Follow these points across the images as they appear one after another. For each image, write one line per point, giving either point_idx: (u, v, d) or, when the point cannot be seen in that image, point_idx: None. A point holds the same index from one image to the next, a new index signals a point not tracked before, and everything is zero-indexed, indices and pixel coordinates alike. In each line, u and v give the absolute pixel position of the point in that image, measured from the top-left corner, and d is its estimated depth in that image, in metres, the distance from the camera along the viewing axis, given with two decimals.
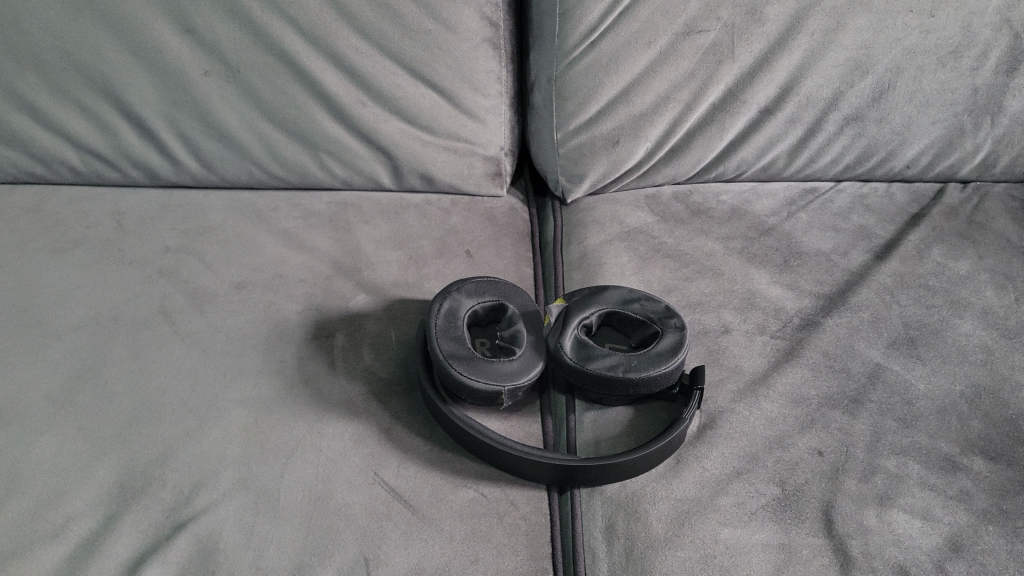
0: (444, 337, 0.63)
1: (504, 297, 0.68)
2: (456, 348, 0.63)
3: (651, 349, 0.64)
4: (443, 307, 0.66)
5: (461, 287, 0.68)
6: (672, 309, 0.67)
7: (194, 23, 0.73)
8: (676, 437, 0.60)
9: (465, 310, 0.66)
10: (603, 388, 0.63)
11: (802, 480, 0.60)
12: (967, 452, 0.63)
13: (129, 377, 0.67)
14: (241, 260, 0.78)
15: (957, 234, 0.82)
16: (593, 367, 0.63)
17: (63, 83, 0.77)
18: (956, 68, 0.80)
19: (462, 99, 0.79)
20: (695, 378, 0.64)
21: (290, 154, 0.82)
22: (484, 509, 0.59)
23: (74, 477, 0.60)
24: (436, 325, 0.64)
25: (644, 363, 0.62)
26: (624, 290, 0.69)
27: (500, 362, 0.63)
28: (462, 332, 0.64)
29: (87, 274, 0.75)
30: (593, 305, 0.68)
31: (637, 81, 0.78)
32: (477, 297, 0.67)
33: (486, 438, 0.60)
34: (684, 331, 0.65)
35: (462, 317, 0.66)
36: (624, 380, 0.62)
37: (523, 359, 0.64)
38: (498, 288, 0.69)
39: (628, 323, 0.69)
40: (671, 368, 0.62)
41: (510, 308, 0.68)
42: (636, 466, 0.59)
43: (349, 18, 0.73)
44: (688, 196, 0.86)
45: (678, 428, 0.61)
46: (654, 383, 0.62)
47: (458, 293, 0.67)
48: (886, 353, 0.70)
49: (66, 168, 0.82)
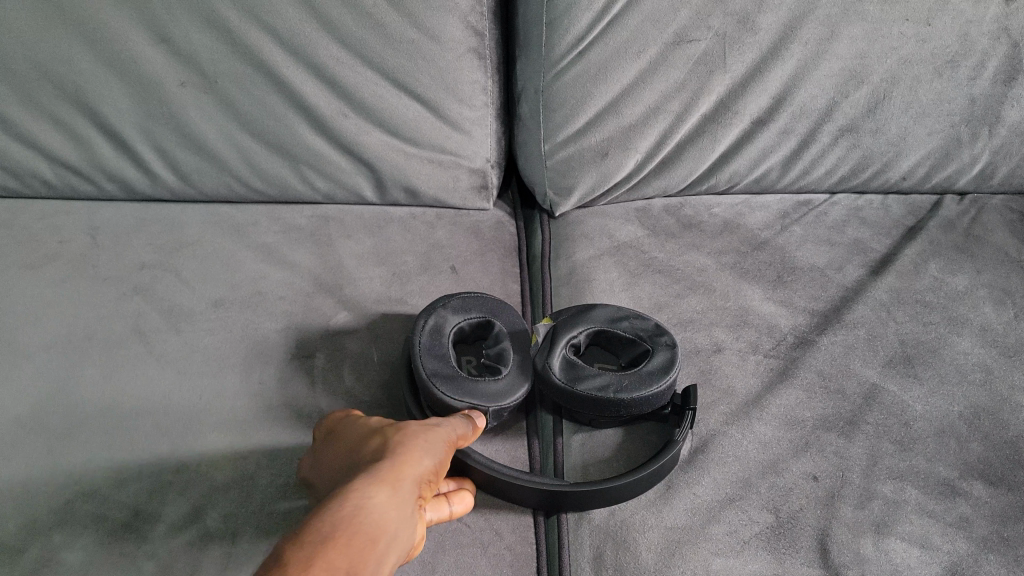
0: (427, 354, 0.61)
1: (492, 314, 0.66)
2: (439, 366, 0.60)
3: (642, 369, 0.62)
4: (428, 323, 0.63)
5: (447, 303, 0.65)
6: (662, 327, 0.65)
7: (171, 33, 0.71)
8: (668, 460, 0.58)
9: (451, 328, 0.64)
10: (592, 409, 0.61)
11: (797, 507, 0.58)
12: (967, 476, 0.61)
13: (101, 401, 0.64)
14: (218, 276, 0.76)
15: (954, 247, 0.80)
16: (582, 388, 0.60)
17: (34, 94, 0.74)
18: (953, 78, 0.78)
19: (446, 110, 0.77)
20: (688, 398, 0.62)
21: (269, 166, 0.80)
22: (467, 539, 0.57)
23: (41, 507, 0.57)
24: (420, 341, 0.62)
25: (635, 384, 0.60)
26: (612, 308, 0.67)
27: (484, 380, 0.60)
28: (446, 351, 0.62)
29: (60, 292, 0.73)
30: (581, 323, 0.66)
31: (626, 92, 0.76)
32: (464, 315, 0.65)
33: (472, 459, 0.57)
34: (675, 350, 0.63)
35: (447, 335, 0.63)
36: (615, 401, 0.59)
37: (508, 380, 0.61)
38: (487, 304, 0.67)
39: (617, 342, 0.67)
40: (664, 387, 0.60)
41: (497, 325, 0.66)
42: (625, 491, 0.57)
43: (330, 28, 0.71)
44: (679, 209, 0.84)
45: (670, 450, 0.58)
46: (645, 403, 0.60)
47: (443, 310, 0.65)
48: (883, 373, 0.68)
49: (39, 181, 0.80)
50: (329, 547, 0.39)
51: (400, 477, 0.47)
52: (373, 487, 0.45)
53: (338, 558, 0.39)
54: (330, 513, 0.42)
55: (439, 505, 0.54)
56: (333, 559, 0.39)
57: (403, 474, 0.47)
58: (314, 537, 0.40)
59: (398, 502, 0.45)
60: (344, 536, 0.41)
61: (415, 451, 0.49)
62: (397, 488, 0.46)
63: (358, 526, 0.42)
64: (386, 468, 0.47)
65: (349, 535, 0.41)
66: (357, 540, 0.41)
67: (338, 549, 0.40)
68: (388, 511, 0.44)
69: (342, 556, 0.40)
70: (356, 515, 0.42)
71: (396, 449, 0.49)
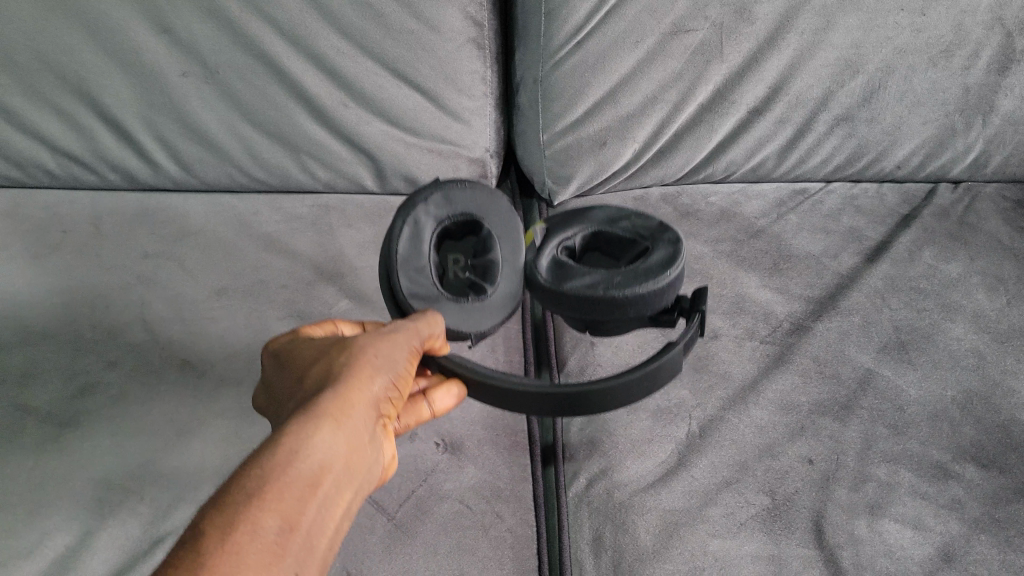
0: (406, 267, 0.57)
1: (479, 211, 0.61)
2: (417, 285, 0.57)
3: (641, 264, 0.56)
4: (406, 227, 0.57)
5: (428, 197, 0.58)
6: (665, 224, 0.61)
7: (172, 24, 0.71)
8: (665, 364, 0.52)
9: (430, 228, 0.59)
10: (585, 309, 0.56)
11: (792, 490, 0.59)
12: (960, 459, 0.62)
13: (106, 388, 0.65)
14: (221, 266, 0.77)
15: (947, 235, 0.81)
16: (568, 285, 0.56)
17: (37, 85, 0.75)
18: (948, 67, 0.79)
19: (446, 100, 0.78)
20: (697, 299, 0.57)
21: (270, 155, 0.81)
22: (468, 522, 0.59)
23: (48, 491, 0.58)
24: (399, 252, 0.56)
25: (629, 280, 0.55)
26: (611, 209, 0.64)
27: (466, 303, 0.60)
28: (424, 261, 0.58)
29: (65, 281, 0.74)
30: (573, 223, 0.64)
31: (624, 82, 0.77)
32: (447, 211, 0.59)
33: (457, 367, 0.54)
34: (677, 246, 0.58)
35: (426, 239, 0.58)
36: (606, 298, 0.55)
37: (494, 310, 0.61)
38: (474, 199, 0.61)
39: (614, 242, 0.63)
40: (660, 286, 0.54)
41: (485, 227, 0.61)
42: (620, 396, 0.51)
43: (331, 18, 0.71)
44: (677, 198, 0.85)
45: (668, 350, 0.52)
46: (643, 301, 0.55)
47: (424, 206, 0.58)
48: (878, 358, 0.69)
49: (42, 171, 0.81)
50: (261, 499, 0.40)
51: (342, 413, 0.47)
52: (312, 426, 0.45)
53: (269, 508, 0.40)
54: (268, 456, 0.42)
55: (416, 408, 0.57)
56: (265, 511, 0.39)
57: (346, 408, 0.47)
58: (244, 489, 0.40)
59: (338, 441, 0.45)
60: (278, 482, 0.41)
61: (363, 380, 0.50)
62: (339, 426, 0.46)
63: (294, 469, 0.42)
64: (326, 405, 0.47)
65: (282, 481, 0.41)
66: (292, 486, 0.41)
67: (270, 499, 0.40)
68: (327, 452, 0.44)
69: (276, 506, 0.40)
70: (291, 459, 0.42)
71: (340, 380, 0.49)
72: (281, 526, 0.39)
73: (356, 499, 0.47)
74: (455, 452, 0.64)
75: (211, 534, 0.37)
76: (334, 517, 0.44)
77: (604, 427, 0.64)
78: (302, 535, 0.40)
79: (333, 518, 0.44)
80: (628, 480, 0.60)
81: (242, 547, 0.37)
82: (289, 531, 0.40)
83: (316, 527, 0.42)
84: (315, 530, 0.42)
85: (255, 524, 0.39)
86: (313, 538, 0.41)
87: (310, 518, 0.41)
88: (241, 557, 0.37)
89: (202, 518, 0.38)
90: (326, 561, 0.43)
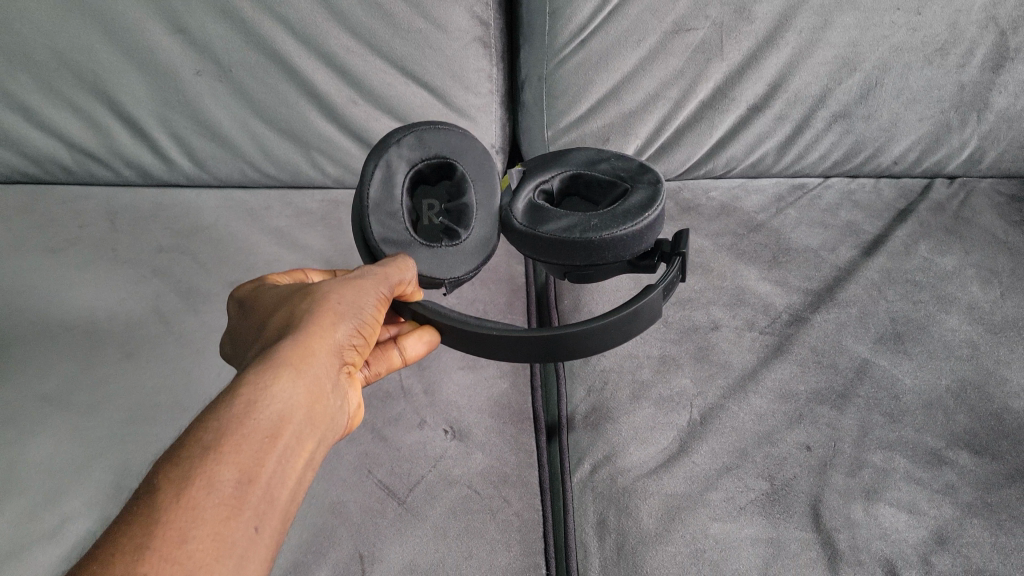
0: (380, 214, 0.58)
1: (453, 154, 0.63)
2: (389, 229, 0.59)
3: (620, 207, 0.60)
4: (378, 170, 0.59)
5: (400, 140, 0.60)
6: (645, 166, 0.64)
7: (187, 24, 0.73)
8: (641, 308, 0.55)
9: (403, 171, 0.60)
10: (562, 252, 0.60)
11: (791, 475, 0.60)
12: (953, 446, 0.62)
13: (124, 377, 0.67)
14: (233, 259, 0.79)
15: (943, 229, 0.83)
16: (547, 229, 0.60)
17: (55, 83, 0.77)
18: (943, 65, 0.81)
19: (453, 97, 0.80)
20: (678, 242, 0.60)
21: (281, 151, 0.83)
22: (476, 506, 0.61)
23: (69, 476, 0.60)
24: (371, 197, 0.58)
25: (607, 223, 0.58)
26: (590, 152, 0.67)
27: (438, 248, 0.61)
28: (397, 205, 0.59)
29: (83, 274, 0.76)
30: (553, 168, 0.67)
31: (627, 79, 0.79)
32: (420, 153, 0.61)
33: (436, 314, 0.57)
34: (656, 188, 0.61)
35: (399, 182, 0.60)
36: (582, 241, 0.58)
37: (468, 255, 0.62)
38: (447, 143, 0.62)
39: (592, 185, 0.66)
40: (635, 229, 0.58)
41: (459, 169, 0.63)
42: (600, 338, 0.55)
43: (340, 18, 0.73)
44: (678, 193, 0.88)
45: (645, 295, 0.55)
46: (622, 244, 0.58)
47: (396, 150, 0.60)
48: (875, 349, 0.70)
49: (58, 167, 0.83)
50: (218, 451, 0.39)
51: (301, 363, 0.47)
52: (271, 378, 0.45)
53: (227, 460, 0.39)
54: (226, 409, 0.42)
55: (387, 354, 0.62)
56: (222, 463, 0.39)
57: (305, 359, 0.48)
58: (200, 442, 0.40)
59: (297, 391, 0.45)
60: (236, 434, 0.41)
61: (323, 331, 0.50)
62: (297, 376, 0.46)
63: (253, 420, 0.42)
64: (285, 356, 0.47)
65: (240, 434, 0.41)
66: (251, 437, 0.41)
67: (227, 451, 0.40)
68: (285, 402, 0.44)
69: (234, 457, 0.40)
70: (248, 411, 0.42)
71: (300, 331, 0.49)
72: (239, 478, 0.39)
73: (320, 448, 0.47)
74: (463, 439, 0.66)
75: (165, 489, 0.37)
76: (297, 466, 0.44)
77: (608, 414, 0.66)
78: (262, 487, 0.40)
79: (295, 467, 0.44)
80: (631, 465, 0.62)
81: (198, 501, 0.37)
82: (247, 483, 0.40)
83: (277, 476, 0.42)
84: (277, 480, 0.42)
85: (212, 477, 0.39)
86: (274, 487, 0.41)
87: (270, 468, 0.41)
88: (197, 512, 0.37)
89: (158, 472, 0.38)
90: (288, 511, 0.43)
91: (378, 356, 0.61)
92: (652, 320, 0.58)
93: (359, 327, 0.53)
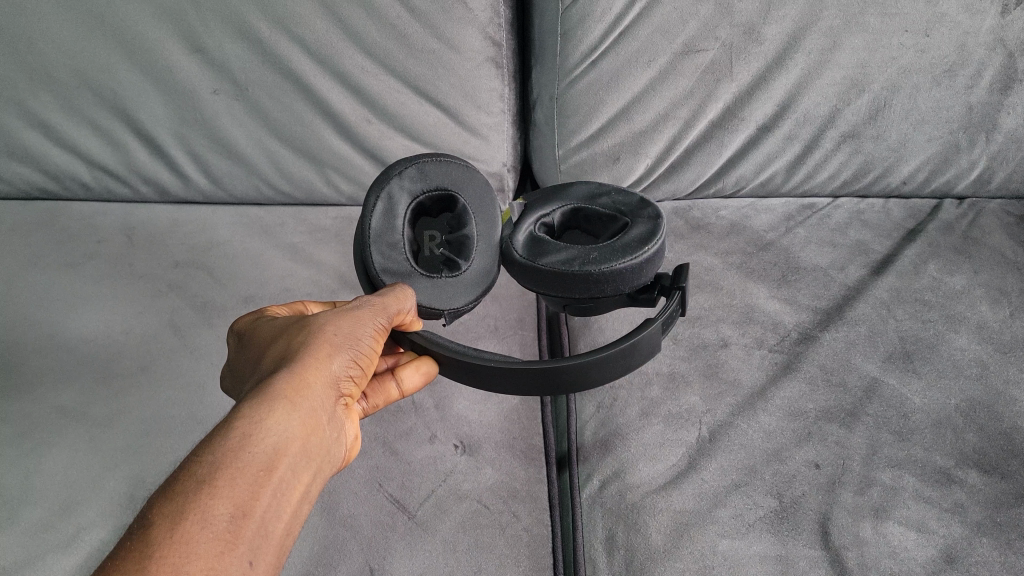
0: (381, 243, 0.59)
1: (454, 185, 0.64)
2: (389, 260, 0.59)
3: (620, 241, 0.60)
4: (380, 202, 0.60)
5: (403, 171, 0.61)
6: (646, 201, 0.64)
7: (205, 44, 0.75)
8: (641, 341, 0.55)
9: (404, 203, 0.61)
10: (563, 285, 0.60)
11: (800, 492, 0.60)
12: (963, 465, 0.62)
13: (140, 390, 0.68)
14: (247, 274, 0.80)
15: (952, 249, 0.83)
16: (547, 262, 0.60)
17: (75, 102, 0.80)
18: (952, 87, 0.81)
19: (465, 116, 0.80)
20: (677, 277, 0.60)
21: (296, 169, 0.84)
22: (486, 520, 0.61)
23: (84, 486, 0.61)
24: (372, 228, 0.59)
25: (607, 256, 0.58)
26: (592, 187, 0.68)
27: (438, 278, 0.61)
28: (398, 236, 0.61)
29: (100, 289, 0.78)
30: (555, 203, 0.67)
31: (637, 100, 0.80)
32: (422, 185, 0.62)
33: (434, 345, 0.57)
34: (656, 222, 0.61)
35: (400, 213, 0.61)
36: (583, 274, 0.58)
37: (469, 287, 0.62)
38: (449, 174, 0.63)
39: (594, 219, 0.67)
40: (635, 263, 0.58)
41: (461, 202, 0.64)
42: (598, 372, 0.55)
43: (356, 39, 0.74)
44: (688, 212, 0.89)
45: (646, 327, 0.55)
46: (621, 277, 0.58)
47: (397, 181, 0.61)
48: (883, 368, 0.70)
49: (77, 183, 0.86)
50: (213, 485, 0.39)
51: (296, 395, 0.47)
52: (266, 409, 0.45)
53: (221, 494, 0.39)
54: (221, 441, 0.42)
55: (385, 387, 0.62)
56: (217, 498, 0.39)
57: (301, 391, 0.47)
58: (195, 476, 0.39)
59: (292, 422, 0.45)
60: (230, 467, 0.40)
61: (318, 363, 0.50)
62: (293, 408, 0.46)
63: (248, 453, 0.42)
64: (280, 388, 0.46)
65: (235, 467, 0.40)
66: (246, 470, 0.41)
67: (221, 485, 0.39)
68: (281, 434, 0.44)
69: (228, 491, 0.39)
70: (243, 444, 0.42)
71: (296, 363, 0.49)
72: (234, 512, 0.39)
73: (315, 481, 0.47)
74: (473, 454, 0.66)
75: (159, 525, 0.36)
76: (293, 500, 0.43)
77: (618, 431, 0.66)
78: (256, 520, 0.40)
79: (290, 500, 0.43)
80: (640, 482, 0.62)
81: (192, 536, 0.37)
82: (242, 517, 0.39)
83: (272, 510, 0.41)
84: (273, 514, 0.41)
85: (206, 511, 0.38)
86: (269, 521, 0.41)
87: (265, 502, 0.41)
88: (191, 547, 0.36)
89: (151, 508, 0.38)
90: (283, 546, 0.42)
91: (377, 388, 0.62)
92: (652, 355, 0.58)
93: (355, 358, 0.53)
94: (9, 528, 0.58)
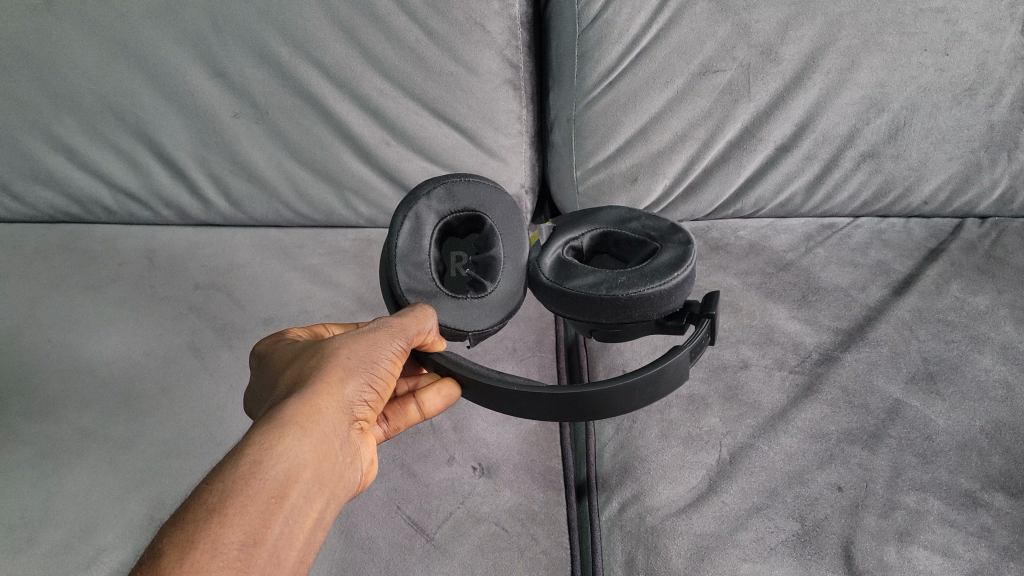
0: (408, 264, 0.59)
1: (481, 206, 0.64)
2: (415, 280, 0.59)
3: (650, 266, 0.59)
4: (407, 221, 0.60)
5: (432, 192, 0.61)
6: (676, 227, 0.64)
7: (227, 68, 0.76)
8: (670, 367, 0.54)
9: (431, 223, 0.61)
10: (589, 310, 0.59)
11: (823, 516, 0.59)
12: (989, 488, 0.61)
13: (159, 412, 0.69)
14: (266, 296, 0.81)
15: (975, 269, 0.82)
16: (573, 286, 0.60)
17: (100, 127, 0.81)
18: (972, 105, 0.80)
19: (482, 138, 0.80)
20: (707, 304, 0.59)
21: (316, 192, 0.85)
22: (505, 542, 0.61)
23: (105, 508, 0.61)
24: (399, 249, 0.59)
25: (635, 281, 0.58)
26: (622, 211, 0.67)
27: (463, 299, 0.61)
28: (424, 255, 0.60)
29: (123, 311, 0.79)
30: (584, 226, 0.67)
31: (655, 120, 0.80)
32: (450, 206, 0.62)
33: (457, 366, 0.57)
34: (687, 247, 0.60)
35: (427, 233, 0.61)
36: (610, 298, 0.58)
37: (494, 308, 0.62)
38: (477, 196, 0.63)
39: (624, 244, 0.66)
40: (663, 288, 0.57)
41: (489, 223, 0.64)
42: (624, 397, 0.54)
43: (374, 62, 0.75)
44: (707, 232, 0.89)
45: (675, 354, 0.54)
46: (650, 302, 0.57)
47: (427, 201, 0.61)
48: (906, 389, 0.69)
49: (99, 207, 0.87)
50: (223, 514, 0.39)
51: (308, 420, 0.47)
52: (277, 436, 0.44)
53: (231, 523, 0.39)
54: (232, 469, 0.42)
55: (404, 407, 0.62)
56: (226, 526, 0.39)
57: (313, 416, 0.47)
58: (205, 505, 0.39)
59: (304, 448, 0.45)
60: (241, 495, 0.40)
61: (332, 388, 0.50)
62: (304, 433, 0.46)
63: (257, 481, 0.42)
64: (292, 413, 0.46)
65: (245, 494, 0.40)
66: (256, 497, 0.41)
67: (232, 513, 0.39)
68: (292, 460, 0.44)
69: (239, 519, 0.39)
70: (255, 470, 0.42)
71: (309, 388, 0.49)
72: (244, 540, 0.39)
73: (330, 506, 0.47)
74: (491, 476, 0.66)
75: (169, 556, 0.36)
76: (306, 528, 0.43)
77: (638, 453, 0.66)
78: (268, 548, 0.40)
79: (303, 528, 0.43)
80: (660, 504, 0.61)
81: (202, 566, 0.37)
82: (253, 545, 0.39)
83: (284, 538, 0.41)
84: (284, 542, 0.41)
85: (216, 540, 0.38)
86: (280, 548, 0.40)
87: (276, 529, 0.40)
88: None
89: (162, 538, 0.38)
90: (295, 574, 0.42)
91: (398, 407, 0.62)
92: (680, 383, 0.57)
93: (371, 382, 0.53)
94: (30, 550, 0.59)
